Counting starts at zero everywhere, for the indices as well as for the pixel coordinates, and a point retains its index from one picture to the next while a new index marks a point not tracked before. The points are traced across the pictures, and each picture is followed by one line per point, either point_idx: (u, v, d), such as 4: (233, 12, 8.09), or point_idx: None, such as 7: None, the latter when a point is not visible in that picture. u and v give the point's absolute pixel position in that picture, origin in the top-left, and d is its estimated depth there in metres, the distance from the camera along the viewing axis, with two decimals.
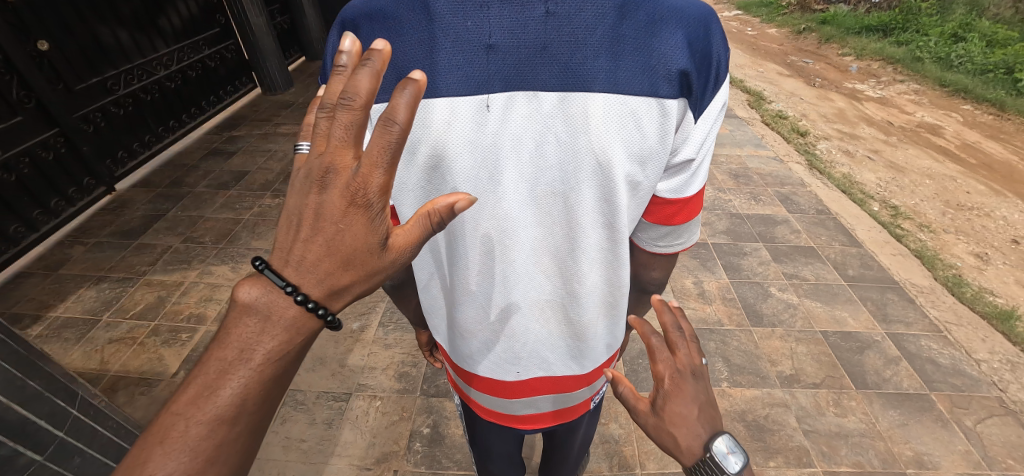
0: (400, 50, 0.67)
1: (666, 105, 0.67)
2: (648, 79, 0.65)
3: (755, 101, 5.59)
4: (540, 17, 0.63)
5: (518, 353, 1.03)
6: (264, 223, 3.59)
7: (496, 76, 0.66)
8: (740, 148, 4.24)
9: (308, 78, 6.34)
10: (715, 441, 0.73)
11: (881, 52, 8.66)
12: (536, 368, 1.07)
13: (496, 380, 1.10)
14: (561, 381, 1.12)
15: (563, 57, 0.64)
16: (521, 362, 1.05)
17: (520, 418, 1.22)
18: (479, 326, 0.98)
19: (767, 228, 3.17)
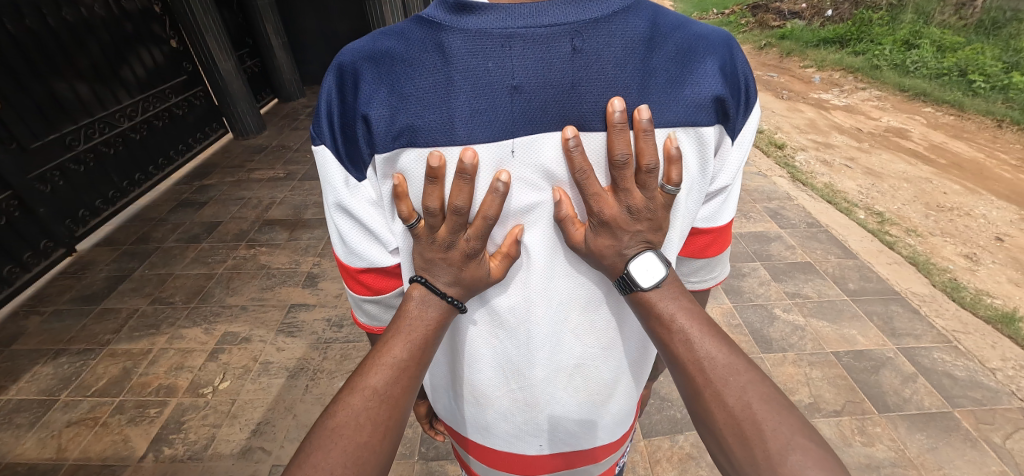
0: (413, 95, 0.58)
1: (705, 135, 0.63)
2: (686, 109, 0.60)
3: None
4: (566, 54, 0.57)
5: (543, 424, 0.91)
6: (239, 277, 3.39)
7: (521, 119, 0.59)
8: None
9: (281, 120, 6.22)
10: (639, 260, 0.64)
11: (841, 62, 9.05)
12: (562, 437, 0.95)
13: (516, 453, 0.98)
14: (586, 450, 1.01)
15: (593, 95, 0.59)
16: (546, 432, 0.93)
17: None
18: (500, 397, 0.87)
19: (761, 246, 3.11)
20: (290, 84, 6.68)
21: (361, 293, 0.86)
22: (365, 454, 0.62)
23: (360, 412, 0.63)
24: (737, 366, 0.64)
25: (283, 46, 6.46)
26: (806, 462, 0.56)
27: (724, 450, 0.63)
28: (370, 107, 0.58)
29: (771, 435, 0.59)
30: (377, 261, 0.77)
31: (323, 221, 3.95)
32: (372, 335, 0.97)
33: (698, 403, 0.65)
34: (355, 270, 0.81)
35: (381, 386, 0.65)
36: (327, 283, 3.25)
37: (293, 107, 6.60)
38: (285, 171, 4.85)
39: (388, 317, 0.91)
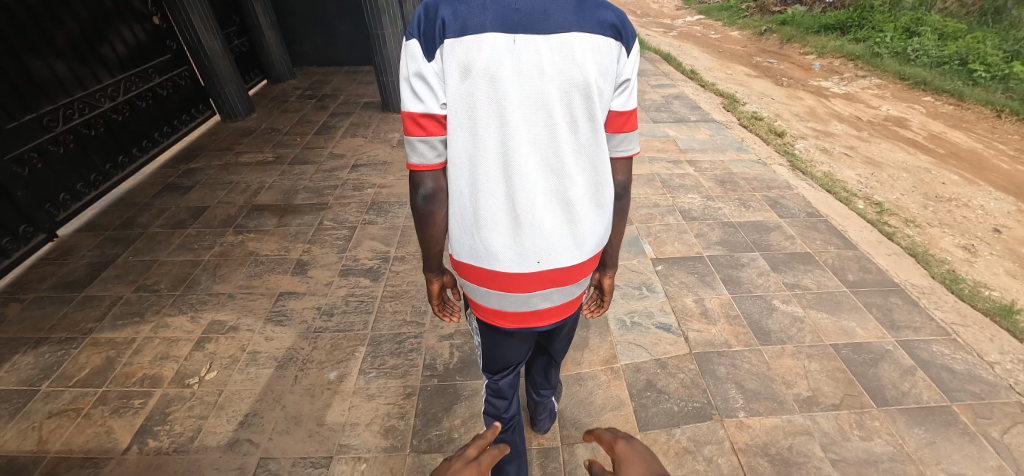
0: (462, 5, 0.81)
1: (611, 43, 0.88)
2: (599, 25, 0.84)
3: (729, 103, 5.57)
4: None
5: (536, 248, 1.07)
6: (226, 264, 3.29)
7: (521, 25, 0.80)
8: (723, 152, 4.16)
9: (271, 101, 6.03)
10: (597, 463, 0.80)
11: (841, 49, 8.94)
12: (550, 261, 1.10)
13: (515, 278, 1.12)
14: (569, 275, 1.17)
15: (558, 12, 0.80)
16: (539, 253, 1.08)
17: (530, 314, 1.25)
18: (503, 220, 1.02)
19: (760, 236, 3.06)
20: (280, 65, 6.47)
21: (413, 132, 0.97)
22: None
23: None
24: None
25: (272, 25, 6.23)
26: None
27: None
28: (445, 15, 0.82)
29: None
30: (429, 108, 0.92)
31: (314, 206, 3.84)
32: (417, 174, 1.06)
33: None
34: (416, 114, 0.93)
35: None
36: (317, 270, 3.16)
37: (283, 88, 6.41)
38: (274, 155, 4.71)
39: (436, 155, 1.02)
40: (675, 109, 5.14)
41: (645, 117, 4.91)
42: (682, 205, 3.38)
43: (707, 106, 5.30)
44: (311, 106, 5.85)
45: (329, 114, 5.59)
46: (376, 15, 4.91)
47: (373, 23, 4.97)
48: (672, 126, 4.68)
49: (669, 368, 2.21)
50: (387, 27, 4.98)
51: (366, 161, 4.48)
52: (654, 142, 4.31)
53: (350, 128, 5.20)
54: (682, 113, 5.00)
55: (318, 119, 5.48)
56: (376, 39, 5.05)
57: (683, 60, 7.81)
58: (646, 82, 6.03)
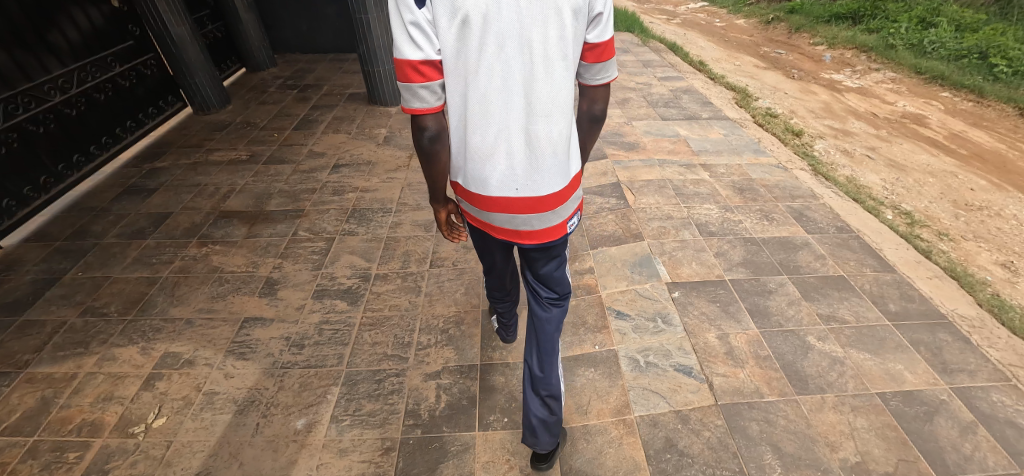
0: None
1: None
2: None
3: (742, 98, 5.18)
4: None
5: (520, 173, 1.25)
6: (187, 282, 2.92)
7: None
8: (739, 155, 3.80)
9: (248, 91, 5.56)
10: None
11: (853, 40, 8.53)
12: (531, 188, 1.28)
13: (499, 201, 1.33)
14: (550, 203, 1.34)
15: None
16: (522, 181, 1.26)
17: (515, 237, 1.42)
18: (486, 149, 1.22)
19: (787, 255, 2.73)
20: (259, 52, 5.98)
21: (412, 81, 1.13)
22: None
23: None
24: None
25: (249, 7, 5.74)
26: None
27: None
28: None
29: None
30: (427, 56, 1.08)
31: (288, 214, 3.45)
32: (417, 118, 1.23)
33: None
34: (416, 61, 1.09)
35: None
36: (288, 291, 2.79)
37: (262, 77, 5.94)
38: (248, 153, 4.30)
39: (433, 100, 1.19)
40: (685, 104, 4.75)
41: (652, 114, 4.52)
42: (699, 217, 3.02)
43: (719, 101, 4.91)
44: (291, 97, 5.40)
45: (311, 107, 5.15)
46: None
47: (357, 8, 4.51)
48: (683, 124, 4.30)
49: (692, 423, 1.89)
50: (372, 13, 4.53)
51: (348, 160, 4.09)
52: (663, 143, 3.93)
53: (333, 123, 4.78)
54: (692, 109, 4.61)
55: (299, 112, 5.05)
56: (361, 25, 4.60)
57: (689, 50, 7.37)
58: (652, 74, 5.61)
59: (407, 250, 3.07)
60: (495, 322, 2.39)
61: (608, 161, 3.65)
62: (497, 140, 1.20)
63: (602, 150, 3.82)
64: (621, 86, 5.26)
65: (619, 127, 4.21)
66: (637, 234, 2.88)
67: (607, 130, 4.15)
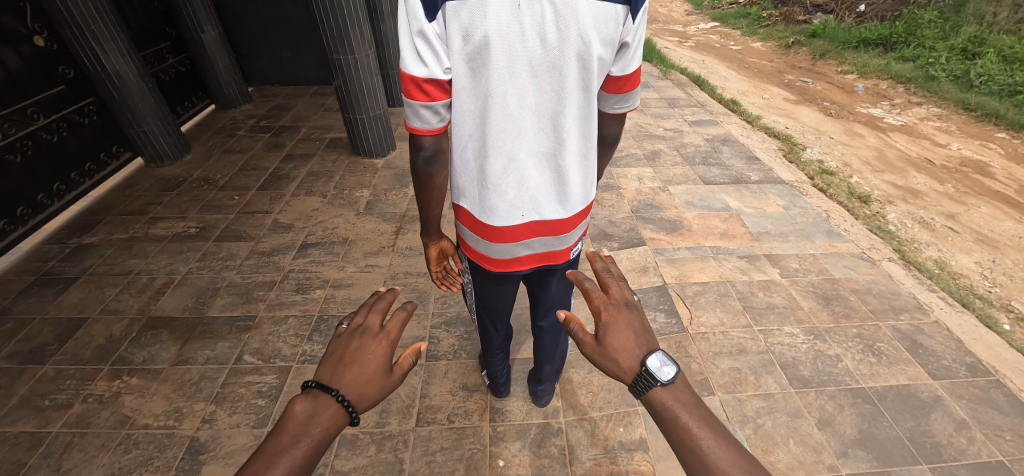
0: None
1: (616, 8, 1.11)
2: None
3: (790, 149, 4.42)
4: None
5: (520, 195, 1.40)
6: (82, 445, 2.12)
7: None
8: (810, 239, 3.02)
9: (213, 135, 4.78)
10: None
11: (887, 70, 7.88)
12: (534, 210, 1.45)
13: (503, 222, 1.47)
14: (547, 225, 1.51)
15: None
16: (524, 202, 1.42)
17: (516, 262, 1.61)
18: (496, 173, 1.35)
19: (918, 425, 1.95)
20: (230, 87, 5.22)
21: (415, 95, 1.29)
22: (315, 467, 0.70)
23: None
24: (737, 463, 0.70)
25: (219, 38, 5.00)
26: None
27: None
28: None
29: None
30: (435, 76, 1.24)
31: (235, 324, 2.65)
32: (417, 137, 1.43)
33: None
34: (421, 78, 1.27)
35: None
36: (216, 468, 1.99)
37: (233, 116, 5.17)
38: (199, 223, 3.50)
39: (435, 121, 1.37)
40: (727, 160, 3.99)
41: (691, 174, 3.75)
42: (781, 351, 2.23)
43: (765, 155, 4.16)
44: (262, 142, 4.62)
45: (284, 156, 4.37)
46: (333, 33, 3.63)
47: (331, 46, 3.70)
48: (731, 190, 3.53)
49: None
50: (351, 51, 3.73)
51: (321, 236, 3.30)
52: (712, 220, 3.16)
53: (307, 179, 3.99)
54: (738, 168, 3.85)
55: (267, 164, 4.25)
56: (338, 65, 3.80)
57: (714, 83, 6.65)
58: (681, 118, 4.87)
59: (387, 391, 2.26)
60: (484, 374, 2.18)
61: (647, 249, 2.88)
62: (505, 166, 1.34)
63: (638, 233, 3.04)
64: (648, 132, 4.50)
65: (654, 196, 3.44)
66: (702, 383, 2.09)
67: (640, 200, 3.37)
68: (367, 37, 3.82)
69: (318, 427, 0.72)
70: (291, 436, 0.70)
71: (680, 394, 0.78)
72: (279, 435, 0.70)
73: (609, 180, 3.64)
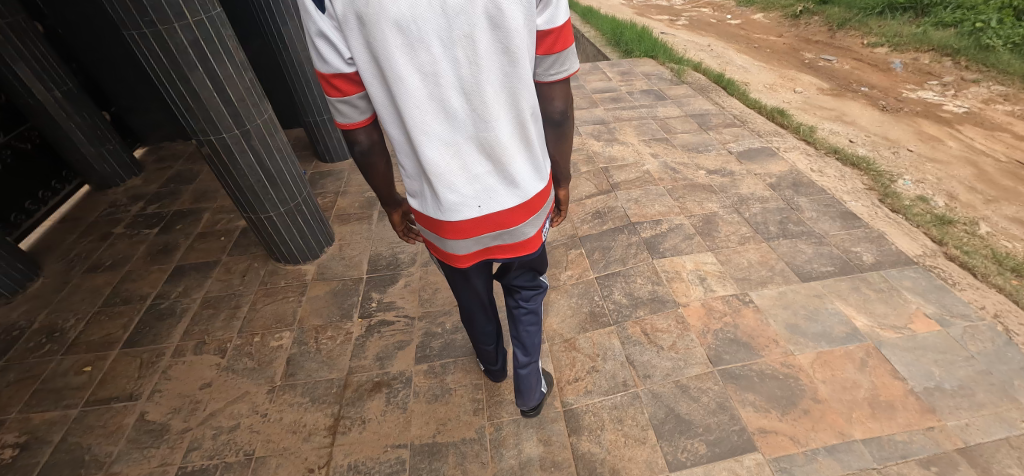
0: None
1: None
2: None
3: (881, 185, 3.23)
4: None
5: (474, 189, 1.24)
6: None
7: None
8: (1017, 398, 1.83)
9: (79, 239, 3.38)
10: None
11: (926, 40, 6.71)
12: (488, 200, 1.28)
13: (454, 216, 1.30)
14: (501, 211, 1.32)
15: None
16: (470, 193, 1.25)
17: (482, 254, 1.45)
18: (435, 165, 1.17)
19: None
20: (103, 160, 3.79)
21: (330, 95, 1.18)
22: None
23: None
24: None
25: (70, 97, 3.50)
26: None
27: None
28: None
29: None
30: (340, 70, 1.10)
31: None
32: (348, 133, 1.35)
33: None
34: (329, 77, 1.13)
35: None
36: None
37: (113, 200, 3.76)
38: (18, 437, 2.16)
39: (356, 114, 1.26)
40: (816, 226, 2.74)
41: (774, 260, 2.50)
42: None
43: (860, 206, 2.95)
44: (145, 245, 3.25)
45: (173, 268, 3.01)
46: (190, 100, 2.07)
47: (198, 124, 2.15)
48: (846, 291, 2.31)
49: None
50: (231, 127, 2.21)
51: (208, 455, 1.98)
52: (843, 369, 1.95)
53: (202, 315, 2.66)
54: (835, 239, 2.63)
55: (148, 288, 2.90)
56: (214, 153, 2.28)
57: (736, 79, 5.37)
58: (722, 146, 3.57)
59: None
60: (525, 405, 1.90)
61: (764, 463, 1.65)
62: (441, 154, 1.15)
63: (734, 418, 1.80)
64: (685, 179, 3.19)
65: (735, 318, 2.18)
66: None
67: (715, 333, 2.13)
68: (260, 96, 2.33)
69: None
70: None
71: None
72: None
73: (656, 287, 2.40)
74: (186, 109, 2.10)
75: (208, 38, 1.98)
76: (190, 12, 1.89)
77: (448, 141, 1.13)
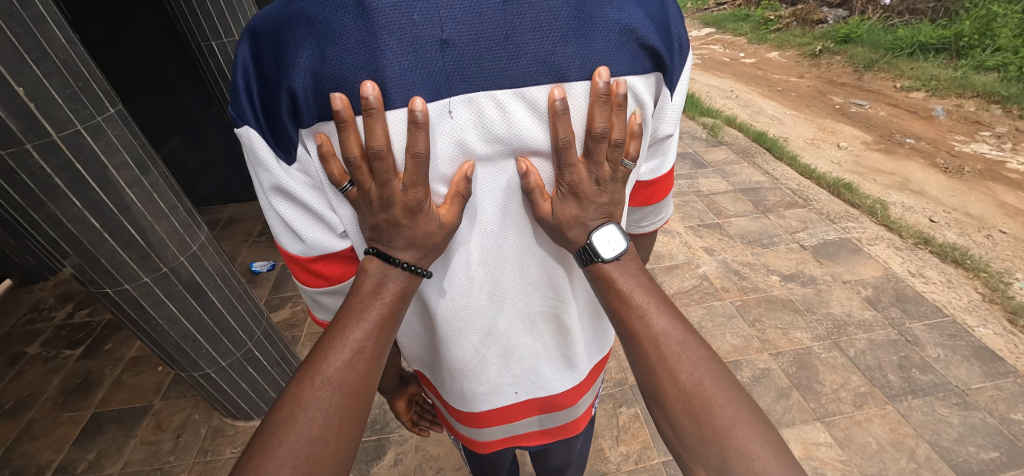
0: (342, 63, 0.51)
1: (637, 83, 0.62)
2: (622, 55, 0.58)
3: (1001, 294, 2.57)
4: (502, 40, 0.53)
5: (519, 374, 0.91)
6: None
7: (458, 76, 0.54)
8: None
9: None
10: None
11: (968, 86, 6.20)
12: (534, 389, 0.95)
13: (486, 407, 0.96)
14: (552, 395, 0.99)
15: (532, 47, 0.54)
16: (514, 379, 0.92)
17: (512, 440, 1.09)
18: (461, 353, 0.84)
19: None
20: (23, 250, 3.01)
21: (311, 283, 0.78)
22: (331, 437, 0.60)
23: (325, 396, 0.61)
24: (690, 343, 0.70)
25: None
26: (751, 436, 0.62)
27: (671, 423, 0.68)
28: (313, 79, 0.52)
29: (733, 430, 0.63)
30: (324, 247, 0.70)
31: None
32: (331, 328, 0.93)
33: (652, 382, 0.70)
34: (303, 259, 0.73)
35: (325, 407, 0.60)
36: None
37: (36, 300, 3.03)
38: None
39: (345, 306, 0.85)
40: (950, 376, 2.04)
41: (911, 440, 1.80)
42: None
43: (992, 335, 2.27)
44: (60, 376, 2.49)
45: (87, 417, 2.26)
46: (64, 245, 1.33)
47: (87, 274, 1.42)
48: None
49: None
50: (138, 273, 1.47)
51: None
52: None
53: None
54: (981, 399, 1.95)
55: (50, 453, 2.12)
56: (116, 305, 1.53)
57: (773, 134, 4.78)
58: (790, 236, 2.90)
59: None
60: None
61: None
62: (478, 340, 0.82)
63: None
64: (757, 290, 2.50)
65: None
66: None
67: None
68: (188, 217, 1.60)
69: (397, 283, 0.64)
70: (364, 297, 0.64)
71: (628, 270, 0.72)
72: (356, 295, 0.65)
73: None
74: (62, 255, 1.36)
75: (90, 158, 1.25)
76: (55, 125, 1.16)
77: (490, 327, 0.81)
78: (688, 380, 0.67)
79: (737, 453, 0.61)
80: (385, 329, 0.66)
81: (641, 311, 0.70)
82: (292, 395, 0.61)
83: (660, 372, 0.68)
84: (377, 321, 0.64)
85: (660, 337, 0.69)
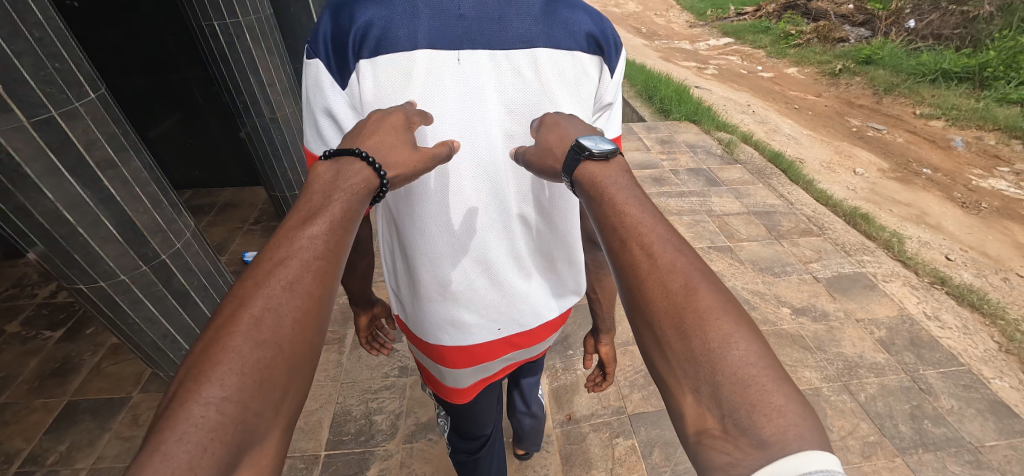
0: (388, 12, 0.72)
1: (588, 60, 0.82)
2: (577, 39, 0.79)
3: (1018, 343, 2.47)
4: (494, 19, 0.75)
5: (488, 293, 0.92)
6: None
7: (464, 39, 0.75)
8: None
9: None
10: None
11: (990, 118, 6.07)
12: (514, 324, 0.98)
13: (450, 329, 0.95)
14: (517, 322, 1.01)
15: (515, 26, 0.76)
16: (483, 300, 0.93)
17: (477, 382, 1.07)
18: (446, 273, 0.87)
19: None
20: None
21: None
22: (273, 387, 0.45)
23: (278, 296, 0.49)
24: (688, 253, 0.56)
25: None
26: (750, 354, 0.48)
27: (656, 339, 0.54)
28: (364, 21, 0.72)
29: (731, 346, 0.49)
30: None
31: None
32: None
33: (636, 290, 0.56)
34: None
35: (279, 309, 0.48)
36: None
37: (20, 274, 2.94)
38: None
39: None
40: (964, 431, 1.95)
41: None
42: None
43: (1007, 388, 2.17)
44: (37, 359, 2.40)
45: (61, 403, 2.18)
46: (34, 240, 1.21)
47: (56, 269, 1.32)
48: None
49: None
50: (114, 271, 1.38)
51: None
52: None
53: None
54: (997, 459, 1.85)
55: (20, 442, 2.02)
56: (88, 303, 1.43)
57: (788, 155, 4.67)
58: (803, 267, 2.80)
59: None
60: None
61: None
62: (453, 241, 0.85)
63: None
64: (765, 322, 2.40)
65: None
66: None
67: None
68: (173, 212, 1.51)
69: (356, 179, 0.61)
70: (322, 195, 0.59)
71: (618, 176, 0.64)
72: (311, 195, 0.59)
73: None
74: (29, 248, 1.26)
75: (66, 146, 1.17)
76: (25, 110, 1.07)
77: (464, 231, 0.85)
78: (678, 287, 0.53)
79: (730, 375, 0.47)
80: (344, 230, 0.56)
81: (628, 216, 0.58)
82: (213, 335, 0.45)
83: (644, 271, 0.55)
84: (336, 219, 0.56)
85: (649, 241, 0.57)
